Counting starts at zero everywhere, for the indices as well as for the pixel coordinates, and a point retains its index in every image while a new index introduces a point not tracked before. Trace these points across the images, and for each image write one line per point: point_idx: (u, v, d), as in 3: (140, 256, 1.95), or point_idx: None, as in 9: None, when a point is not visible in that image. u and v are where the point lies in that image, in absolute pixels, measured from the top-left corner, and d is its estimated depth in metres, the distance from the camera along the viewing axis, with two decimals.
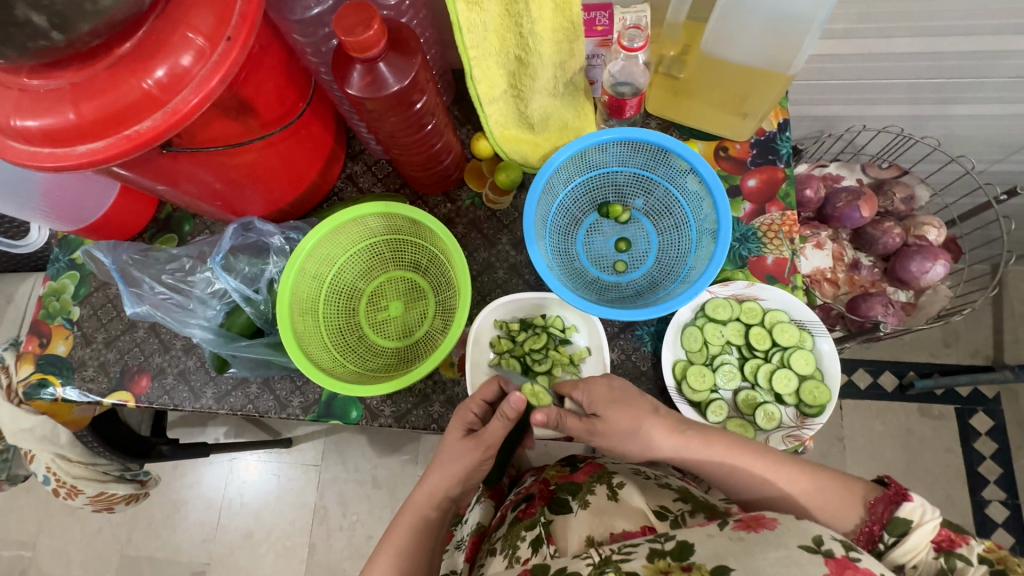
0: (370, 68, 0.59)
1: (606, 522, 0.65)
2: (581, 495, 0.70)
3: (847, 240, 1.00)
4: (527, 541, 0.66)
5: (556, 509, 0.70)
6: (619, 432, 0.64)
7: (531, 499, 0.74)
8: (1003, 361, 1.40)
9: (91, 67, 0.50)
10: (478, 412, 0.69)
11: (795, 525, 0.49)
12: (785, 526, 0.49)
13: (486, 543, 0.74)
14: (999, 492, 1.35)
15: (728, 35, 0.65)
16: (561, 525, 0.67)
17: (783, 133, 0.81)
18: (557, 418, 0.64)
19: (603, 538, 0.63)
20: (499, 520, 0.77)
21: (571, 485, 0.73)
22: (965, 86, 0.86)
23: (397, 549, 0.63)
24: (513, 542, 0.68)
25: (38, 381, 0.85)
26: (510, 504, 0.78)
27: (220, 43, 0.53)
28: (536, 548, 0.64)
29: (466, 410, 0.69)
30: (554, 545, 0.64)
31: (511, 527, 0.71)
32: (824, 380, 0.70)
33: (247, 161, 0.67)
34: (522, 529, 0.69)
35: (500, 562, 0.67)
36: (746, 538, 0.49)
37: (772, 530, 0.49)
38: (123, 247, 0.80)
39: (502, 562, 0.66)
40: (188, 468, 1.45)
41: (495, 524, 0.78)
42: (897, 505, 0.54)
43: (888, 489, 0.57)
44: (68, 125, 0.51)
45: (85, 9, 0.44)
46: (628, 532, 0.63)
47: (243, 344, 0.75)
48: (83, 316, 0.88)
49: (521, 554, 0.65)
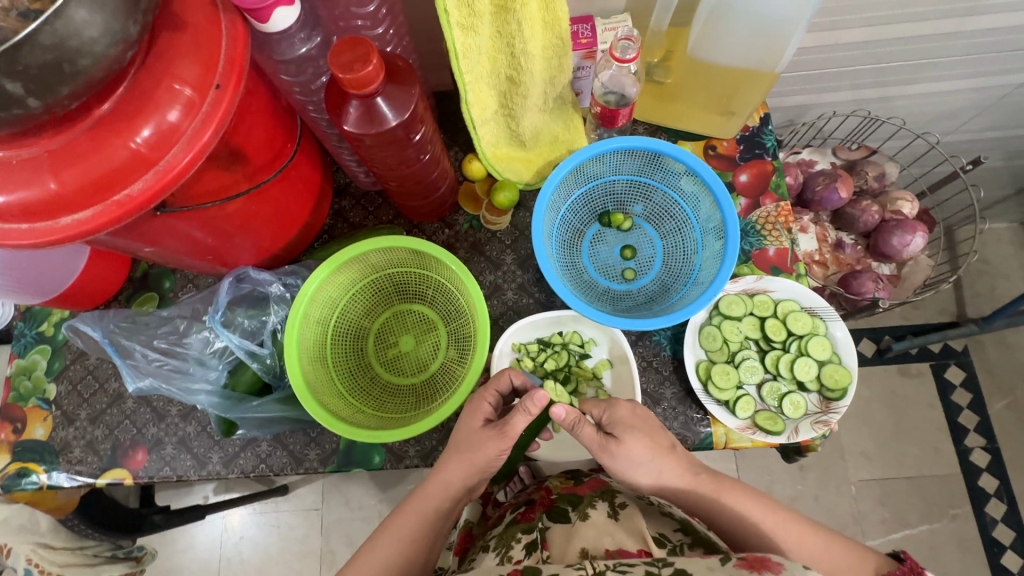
0: (366, 103, 0.56)
1: (603, 538, 0.60)
2: (583, 507, 0.66)
3: (828, 221, 1.04)
4: (521, 543, 0.62)
5: (555, 517, 0.65)
6: (652, 449, 0.63)
7: (532, 504, 0.69)
8: (967, 316, 1.49)
9: (69, 132, 0.46)
10: (494, 403, 0.67)
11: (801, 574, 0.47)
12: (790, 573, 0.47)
13: (478, 541, 0.70)
14: (980, 439, 1.42)
15: (714, 39, 0.66)
16: (559, 533, 0.63)
17: (766, 127, 0.83)
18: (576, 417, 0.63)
19: (597, 552, 0.59)
20: (496, 521, 0.72)
21: (573, 497, 0.68)
22: (921, 66, 0.91)
23: (399, 535, 0.61)
24: (507, 542, 0.64)
25: (17, 471, 0.77)
26: (508, 507, 0.74)
27: (209, 93, 0.49)
28: (529, 552, 0.61)
29: (482, 401, 0.66)
30: (549, 551, 0.60)
31: (507, 528, 0.67)
32: (842, 363, 0.72)
33: (239, 211, 0.63)
34: (518, 531, 0.65)
35: (490, 559, 0.62)
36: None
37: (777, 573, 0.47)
38: (108, 317, 0.74)
39: (492, 559, 0.62)
40: (182, 533, 1.36)
41: (489, 525, 0.73)
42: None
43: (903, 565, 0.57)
44: (48, 196, 0.46)
45: (64, 71, 0.40)
46: (624, 551, 0.58)
47: (254, 404, 0.71)
48: (61, 393, 0.81)
49: (512, 554, 0.61)
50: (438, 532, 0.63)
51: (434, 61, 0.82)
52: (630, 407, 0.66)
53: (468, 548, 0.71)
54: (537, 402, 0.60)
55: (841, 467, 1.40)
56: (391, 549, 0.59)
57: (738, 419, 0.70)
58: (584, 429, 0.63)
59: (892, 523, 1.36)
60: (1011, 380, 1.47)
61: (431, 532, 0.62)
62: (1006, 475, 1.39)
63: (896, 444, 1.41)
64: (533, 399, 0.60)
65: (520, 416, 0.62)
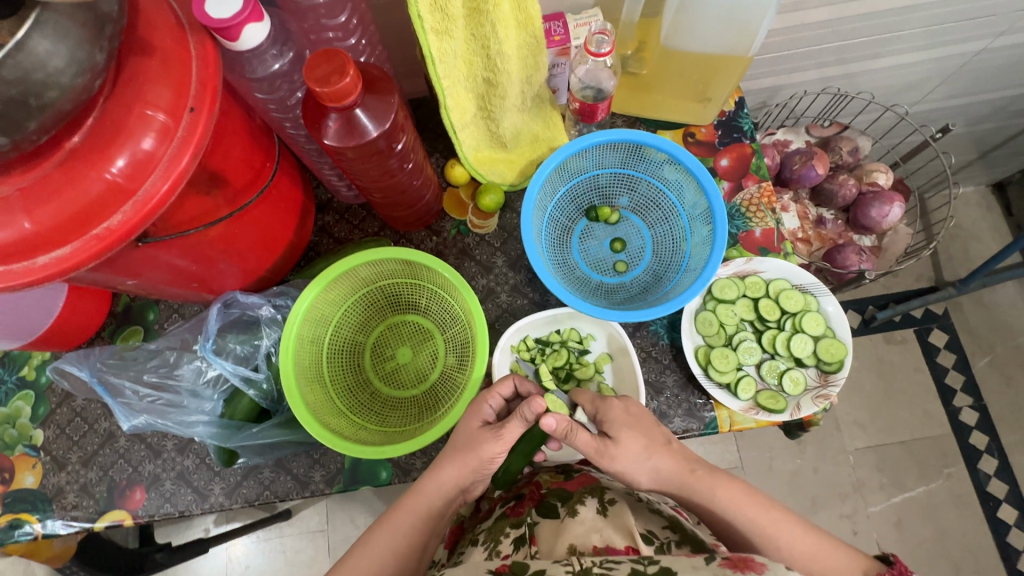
0: (345, 115, 0.55)
1: (591, 535, 0.60)
2: (572, 503, 0.66)
3: (808, 198, 1.06)
4: (510, 537, 0.62)
5: (545, 513, 0.66)
6: (648, 447, 0.63)
7: (521, 499, 0.69)
8: (944, 279, 1.52)
9: (39, 167, 0.44)
10: (495, 406, 0.66)
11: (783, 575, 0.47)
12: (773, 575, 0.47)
13: (469, 533, 0.70)
14: (967, 398, 1.46)
15: (687, 27, 0.67)
16: (548, 527, 0.63)
17: (741, 110, 0.84)
18: (568, 428, 0.62)
19: (585, 549, 0.58)
20: (485, 514, 0.72)
21: (563, 492, 0.68)
22: (883, 41, 0.93)
23: (397, 529, 0.60)
24: (495, 536, 0.64)
25: (9, 523, 0.74)
26: (497, 499, 0.73)
27: (184, 117, 0.48)
28: (517, 546, 0.61)
29: (482, 403, 0.65)
30: (537, 546, 0.61)
31: (496, 523, 0.67)
32: (836, 336, 0.73)
33: (222, 235, 0.62)
34: (507, 526, 0.65)
35: (478, 553, 0.62)
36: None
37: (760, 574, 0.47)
38: (94, 355, 0.71)
39: (480, 554, 0.61)
40: (185, 568, 1.32)
41: (478, 518, 0.72)
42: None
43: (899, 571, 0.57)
44: (22, 237, 0.44)
45: (31, 105, 0.39)
46: (612, 548, 0.58)
47: (254, 430, 0.69)
48: (49, 438, 0.78)
49: (501, 549, 0.61)
50: (435, 526, 0.62)
51: (407, 69, 0.81)
52: (623, 407, 0.66)
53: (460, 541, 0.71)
54: (534, 408, 0.60)
55: (838, 438, 1.42)
56: (386, 545, 0.59)
57: (741, 401, 0.71)
58: (581, 437, 0.63)
59: (891, 488, 1.39)
60: (991, 338, 1.51)
61: (427, 527, 0.61)
62: (995, 430, 1.43)
63: (888, 411, 1.44)
64: (530, 404, 0.60)
65: (514, 422, 0.61)
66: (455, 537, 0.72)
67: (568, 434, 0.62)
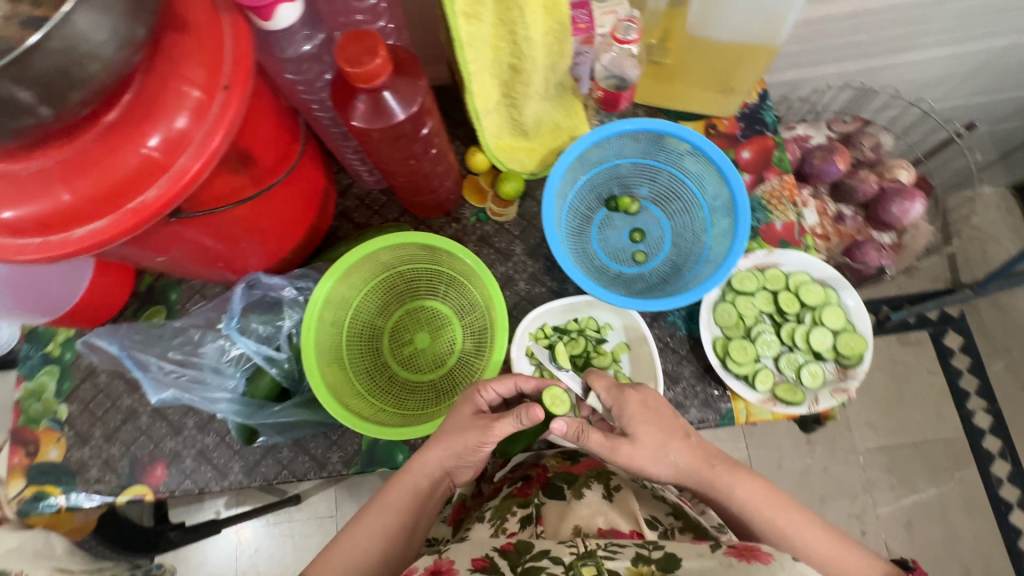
0: (374, 97, 0.55)
1: (597, 517, 0.63)
2: (578, 486, 0.68)
3: (827, 194, 1.05)
4: (517, 516, 0.65)
5: (551, 494, 0.67)
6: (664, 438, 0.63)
7: (529, 480, 0.70)
8: (961, 280, 1.51)
9: (79, 140, 0.45)
10: (489, 399, 0.64)
11: (789, 564, 0.47)
12: (779, 564, 0.47)
13: (474, 512, 0.71)
14: (981, 401, 1.45)
15: (715, 15, 0.66)
16: (554, 509, 0.65)
17: (764, 103, 0.84)
18: (579, 428, 0.61)
19: (590, 530, 0.62)
20: (494, 491, 0.73)
21: (569, 475, 0.70)
22: (910, 35, 0.92)
23: (387, 507, 0.62)
24: (502, 513, 0.66)
25: (34, 495, 0.76)
26: (503, 480, 0.74)
27: (218, 94, 0.49)
28: (524, 525, 0.63)
29: (475, 393, 0.63)
30: (543, 526, 0.63)
31: (502, 501, 0.68)
32: (856, 330, 0.73)
33: (249, 215, 0.63)
34: (514, 504, 0.67)
35: (484, 529, 0.64)
36: (735, 564, 0.47)
37: (764, 562, 0.47)
38: (123, 330, 0.72)
39: (487, 530, 0.63)
40: (196, 549, 1.34)
41: (484, 497, 0.74)
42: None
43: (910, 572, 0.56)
44: (61, 208, 0.45)
45: (75, 77, 0.39)
46: (616, 531, 0.62)
47: (275, 409, 0.70)
48: (73, 414, 0.80)
49: (508, 527, 0.63)
50: (422, 507, 0.63)
51: (430, 55, 0.81)
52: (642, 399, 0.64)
53: (462, 520, 0.73)
54: (531, 416, 0.58)
55: (848, 437, 1.42)
56: (379, 523, 0.60)
57: (759, 392, 0.70)
58: (594, 437, 0.62)
59: (901, 489, 1.38)
60: (1007, 341, 1.49)
61: (416, 504, 0.62)
62: (1008, 434, 1.42)
63: (901, 411, 1.43)
64: (529, 412, 0.58)
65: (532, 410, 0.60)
66: (456, 517, 0.73)
67: (579, 437, 0.61)
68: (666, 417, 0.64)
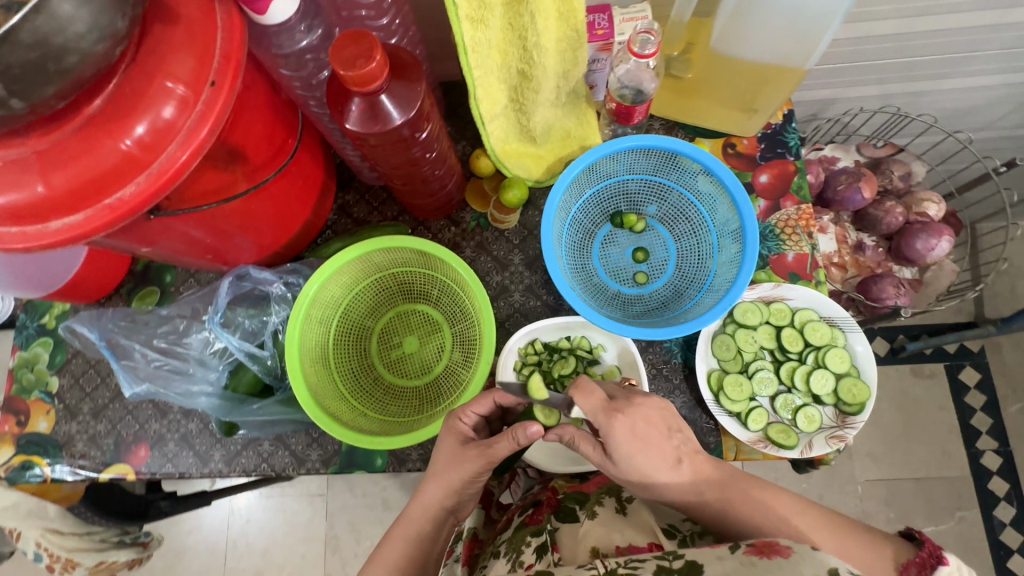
0: (369, 100, 0.53)
1: (613, 535, 0.60)
2: (590, 505, 0.65)
3: (849, 222, 1.01)
4: (532, 546, 0.60)
5: (564, 518, 0.64)
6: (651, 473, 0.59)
7: (539, 506, 0.68)
8: (985, 316, 1.44)
9: (58, 132, 0.44)
10: (472, 423, 0.63)
11: (812, 555, 0.44)
12: (800, 556, 0.45)
13: (489, 547, 0.67)
14: (992, 442, 1.39)
15: (742, 31, 0.62)
16: (569, 533, 0.61)
17: (789, 125, 0.79)
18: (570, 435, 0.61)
19: (609, 550, 0.58)
20: (505, 524, 0.70)
21: (580, 495, 0.68)
22: (956, 60, 0.86)
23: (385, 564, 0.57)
24: (516, 546, 0.62)
25: (21, 464, 0.77)
26: (514, 509, 0.72)
27: (204, 90, 0.47)
28: (541, 554, 0.58)
29: (458, 420, 0.62)
30: (560, 553, 0.59)
31: (516, 532, 0.65)
32: (860, 376, 0.70)
33: (239, 210, 0.61)
34: (528, 535, 0.62)
35: (502, 566, 0.60)
36: (758, 563, 0.45)
37: (786, 557, 0.45)
38: (106, 316, 0.75)
39: (503, 567, 0.59)
40: (187, 516, 1.34)
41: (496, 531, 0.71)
42: (932, 569, 0.49)
43: (921, 549, 0.51)
44: (36, 199, 0.44)
45: (48, 70, 0.38)
46: (635, 547, 0.58)
47: (255, 407, 0.71)
48: (64, 387, 0.80)
49: (524, 559, 0.58)
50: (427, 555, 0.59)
51: (441, 52, 0.79)
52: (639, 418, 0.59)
53: (476, 556, 0.68)
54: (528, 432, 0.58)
55: (849, 467, 1.37)
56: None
57: (750, 431, 0.69)
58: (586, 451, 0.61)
59: (899, 523, 1.34)
60: None
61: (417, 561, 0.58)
62: (1017, 479, 1.37)
63: (906, 445, 1.38)
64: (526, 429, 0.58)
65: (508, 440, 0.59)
66: (468, 554, 0.69)
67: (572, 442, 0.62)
68: (664, 444, 0.58)
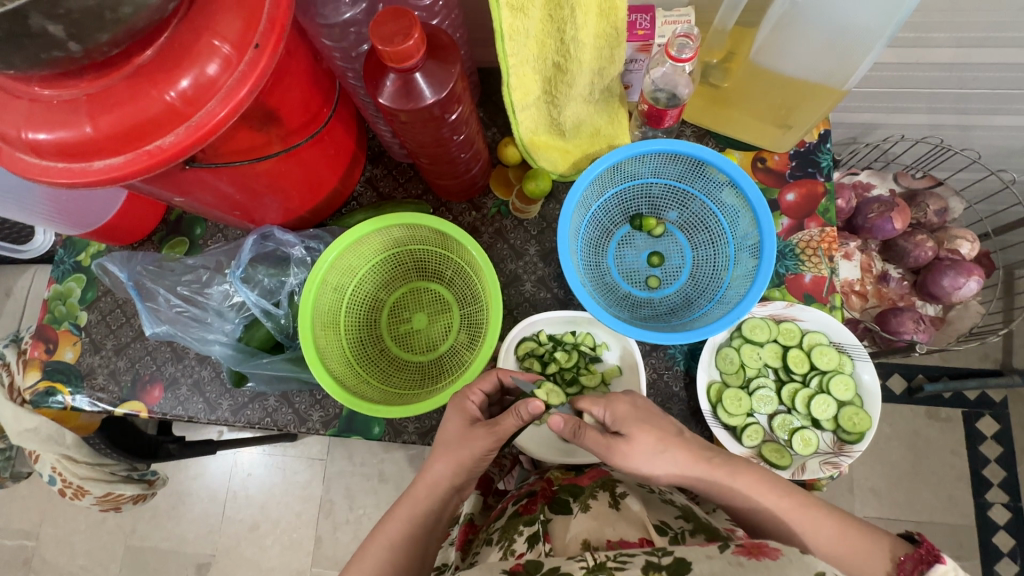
0: (404, 77, 0.54)
1: (605, 529, 0.59)
2: (584, 498, 0.65)
3: (876, 251, 0.99)
4: (524, 536, 0.61)
5: (557, 509, 0.64)
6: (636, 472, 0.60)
7: (534, 496, 0.68)
8: (1011, 365, 1.38)
9: (108, 77, 0.46)
10: (479, 402, 0.65)
11: (798, 558, 0.46)
12: (788, 559, 0.46)
13: (483, 533, 0.69)
14: (1002, 495, 1.34)
15: (784, 43, 0.61)
16: (561, 525, 0.61)
17: (823, 145, 0.78)
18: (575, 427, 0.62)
19: (599, 544, 0.57)
20: (499, 512, 0.71)
21: (575, 488, 0.67)
22: (1011, 97, 0.83)
23: (385, 543, 0.59)
24: (509, 536, 0.63)
25: (45, 389, 0.81)
26: (510, 499, 0.72)
27: (248, 51, 0.49)
28: (531, 544, 0.59)
29: (466, 399, 0.65)
30: (550, 544, 0.59)
31: (509, 521, 0.66)
32: (863, 407, 0.71)
33: (270, 171, 0.64)
34: (521, 524, 0.63)
35: (494, 553, 0.61)
36: (746, 563, 0.46)
37: (774, 559, 0.46)
38: (137, 259, 0.78)
39: (496, 554, 0.61)
40: (193, 461, 1.40)
41: (491, 518, 0.72)
42: (928, 564, 0.51)
43: (920, 547, 0.53)
44: (83, 138, 0.47)
45: (106, 18, 0.40)
46: (626, 541, 0.57)
47: (265, 361, 0.74)
48: (91, 322, 0.85)
49: (516, 548, 0.60)
50: (432, 532, 0.61)
51: (482, 38, 0.80)
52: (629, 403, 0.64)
53: (470, 541, 0.70)
54: (530, 409, 0.60)
55: (849, 501, 1.34)
56: (382, 558, 0.57)
57: (743, 446, 0.69)
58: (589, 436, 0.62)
59: None
60: None
61: (422, 536, 0.60)
62: None
63: (911, 487, 1.34)
64: (528, 405, 0.60)
65: (512, 421, 0.62)
66: (463, 539, 0.70)
67: (575, 434, 0.62)
68: (657, 424, 0.62)
